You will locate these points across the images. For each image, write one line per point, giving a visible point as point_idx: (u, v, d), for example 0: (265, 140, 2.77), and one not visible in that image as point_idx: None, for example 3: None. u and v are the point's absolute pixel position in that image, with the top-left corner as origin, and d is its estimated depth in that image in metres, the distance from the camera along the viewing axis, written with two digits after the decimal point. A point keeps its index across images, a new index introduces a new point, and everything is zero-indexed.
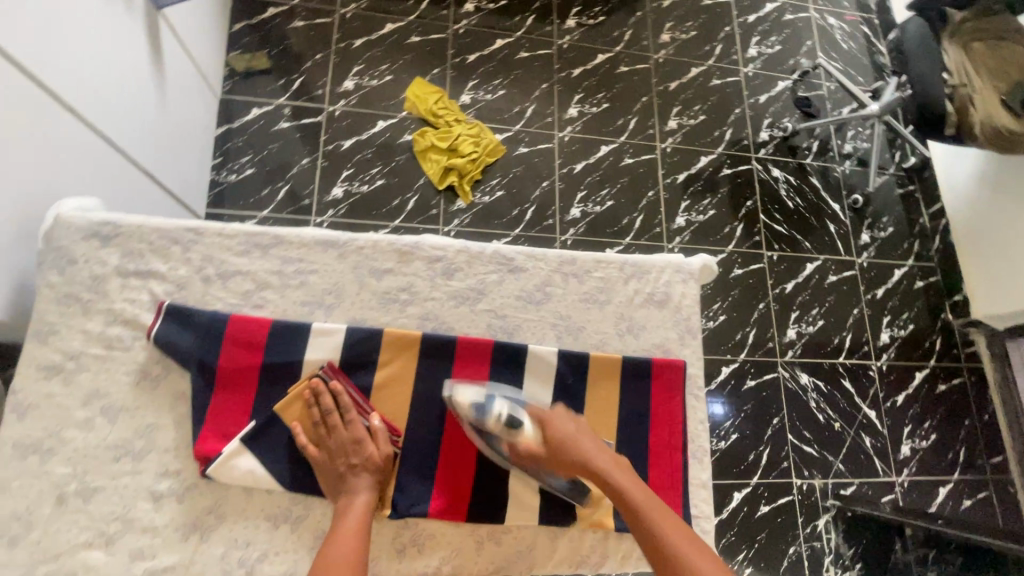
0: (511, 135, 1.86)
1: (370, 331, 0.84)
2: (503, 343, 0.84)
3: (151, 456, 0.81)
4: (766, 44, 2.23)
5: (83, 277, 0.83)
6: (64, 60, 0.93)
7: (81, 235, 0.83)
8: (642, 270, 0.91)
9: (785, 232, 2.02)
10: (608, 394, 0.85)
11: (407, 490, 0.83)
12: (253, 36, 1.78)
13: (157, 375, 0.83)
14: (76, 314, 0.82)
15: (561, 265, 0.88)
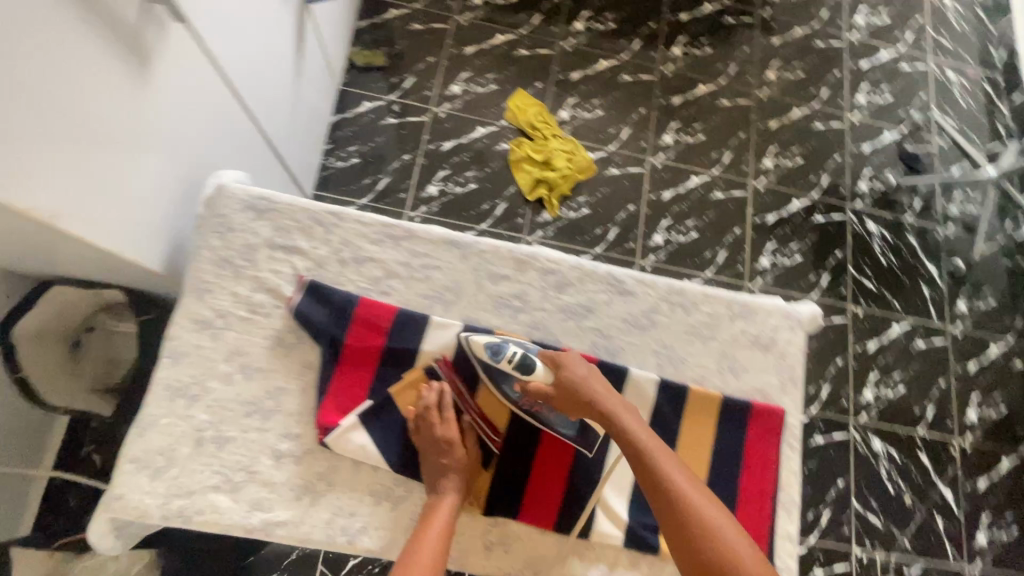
0: (603, 155, 1.88)
1: (484, 332, 0.88)
2: (607, 363, 0.86)
3: (276, 417, 0.86)
4: (876, 92, 2.16)
5: (239, 244, 0.90)
6: (237, 44, 1.02)
7: (241, 207, 0.90)
8: (749, 311, 0.91)
9: (875, 289, 1.93)
10: (703, 430, 0.85)
11: (501, 489, 0.88)
12: (375, 34, 1.89)
13: (292, 342, 0.89)
14: (231, 277, 0.89)
15: (669, 295, 0.89)
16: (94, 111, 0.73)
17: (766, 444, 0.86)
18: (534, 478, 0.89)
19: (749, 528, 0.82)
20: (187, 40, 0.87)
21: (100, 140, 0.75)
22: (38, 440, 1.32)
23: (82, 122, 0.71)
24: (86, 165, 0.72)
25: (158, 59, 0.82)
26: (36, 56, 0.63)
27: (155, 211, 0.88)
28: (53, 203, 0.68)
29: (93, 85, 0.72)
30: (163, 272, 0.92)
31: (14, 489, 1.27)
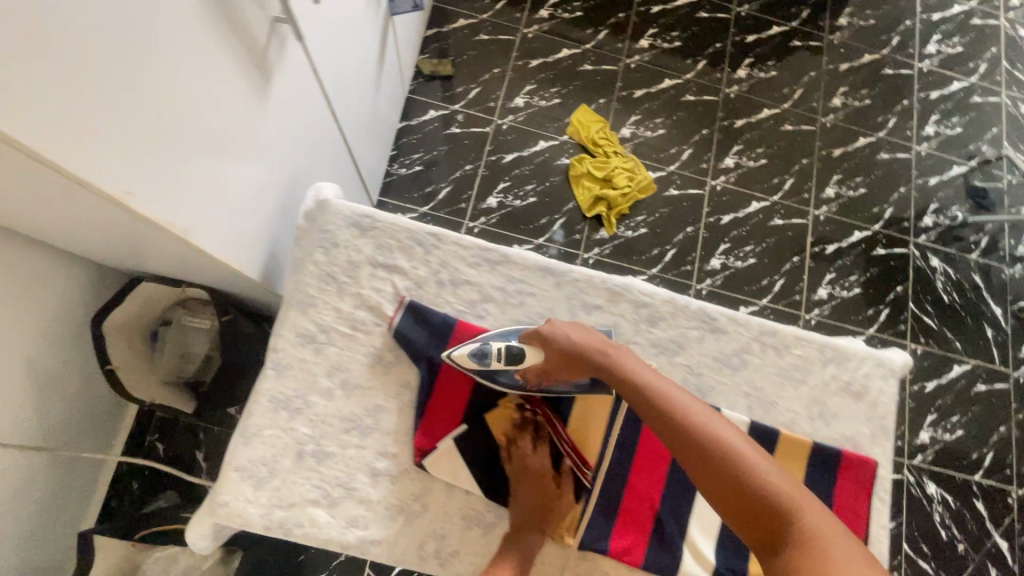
0: (663, 175, 1.87)
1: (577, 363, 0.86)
2: (700, 402, 0.84)
3: (375, 435, 0.89)
4: (945, 124, 2.10)
5: (342, 260, 0.92)
6: (335, 57, 1.04)
7: (346, 223, 0.92)
8: (841, 356, 0.89)
9: (936, 327, 1.88)
10: (794, 479, 0.83)
11: (592, 524, 0.89)
12: (443, 43, 1.91)
13: (391, 361, 0.91)
14: (335, 292, 0.91)
15: (761, 334, 0.88)
16: (211, 119, 0.74)
17: (857, 496, 0.84)
18: (624, 512, 0.90)
19: None
20: (300, 56, 0.89)
21: (214, 147, 0.76)
22: (110, 431, 1.35)
23: (207, 131, 0.73)
24: (202, 169, 0.74)
25: (277, 74, 0.84)
26: (173, 66, 0.65)
27: (258, 220, 0.91)
28: (173, 208, 0.70)
29: (220, 96, 0.74)
30: (259, 282, 0.95)
31: (87, 478, 1.30)
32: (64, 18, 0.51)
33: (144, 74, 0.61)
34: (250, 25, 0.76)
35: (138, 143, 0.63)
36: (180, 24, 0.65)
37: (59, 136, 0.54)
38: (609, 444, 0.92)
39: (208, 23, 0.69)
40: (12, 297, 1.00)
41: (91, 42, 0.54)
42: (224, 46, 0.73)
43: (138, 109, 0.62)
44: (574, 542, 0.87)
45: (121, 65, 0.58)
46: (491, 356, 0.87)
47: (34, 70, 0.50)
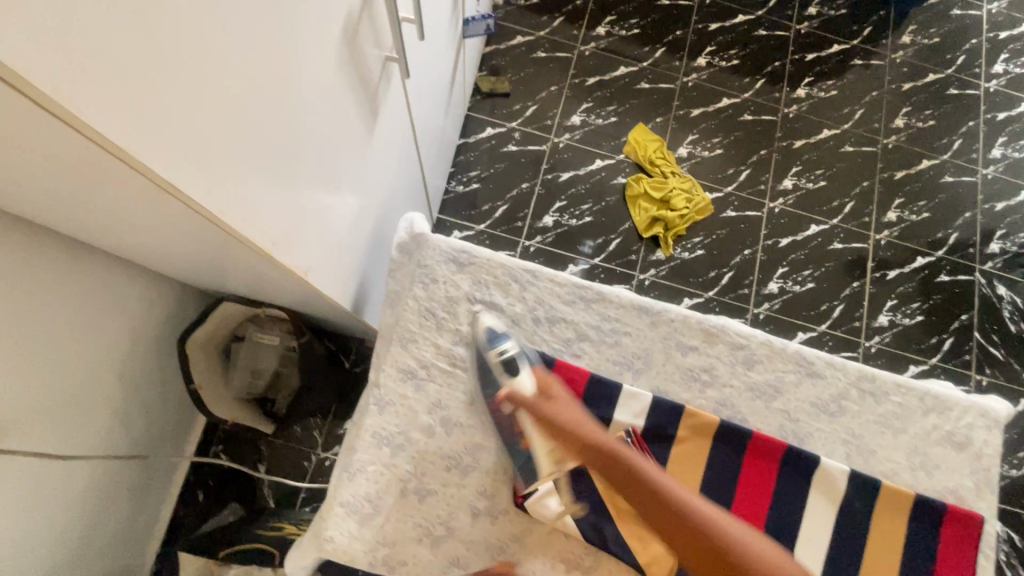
0: (721, 196, 1.85)
1: (673, 405, 0.86)
2: (797, 449, 0.83)
3: (473, 474, 0.89)
4: (1013, 147, 2.03)
5: (441, 296, 0.94)
6: (424, 89, 1.07)
7: (444, 258, 0.94)
8: (943, 404, 0.87)
9: (1002, 358, 1.82)
10: (892, 534, 0.81)
11: None
12: (500, 61, 1.91)
13: (488, 399, 0.91)
14: (434, 329, 0.93)
15: (860, 380, 0.87)
16: (319, 148, 0.72)
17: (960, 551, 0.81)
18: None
19: None
20: (402, 93, 0.92)
21: (320, 175, 0.74)
22: (181, 443, 1.39)
23: (327, 169, 0.76)
24: (307, 198, 0.73)
25: (384, 113, 0.87)
26: (310, 117, 0.68)
27: (354, 252, 0.94)
28: (288, 241, 0.71)
29: (337, 133, 0.76)
30: (350, 312, 0.97)
31: (160, 488, 1.34)
32: (238, 83, 0.54)
33: (287, 128, 0.65)
34: (370, 70, 0.79)
35: (278, 192, 0.66)
36: (319, 78, 0.68)
37: (224, 193, 0.57)
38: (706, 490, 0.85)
39: (340, 73, 0.72)
40: (100, 319, 1.04)
41: (243, 87, 0.55)
42: (350, 93, 0.76)
43: (280, 160, 0.65)
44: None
45: (272, 122, 0.62)
46: (499, 348, 0.89)
47: (213, 134, 0.53)
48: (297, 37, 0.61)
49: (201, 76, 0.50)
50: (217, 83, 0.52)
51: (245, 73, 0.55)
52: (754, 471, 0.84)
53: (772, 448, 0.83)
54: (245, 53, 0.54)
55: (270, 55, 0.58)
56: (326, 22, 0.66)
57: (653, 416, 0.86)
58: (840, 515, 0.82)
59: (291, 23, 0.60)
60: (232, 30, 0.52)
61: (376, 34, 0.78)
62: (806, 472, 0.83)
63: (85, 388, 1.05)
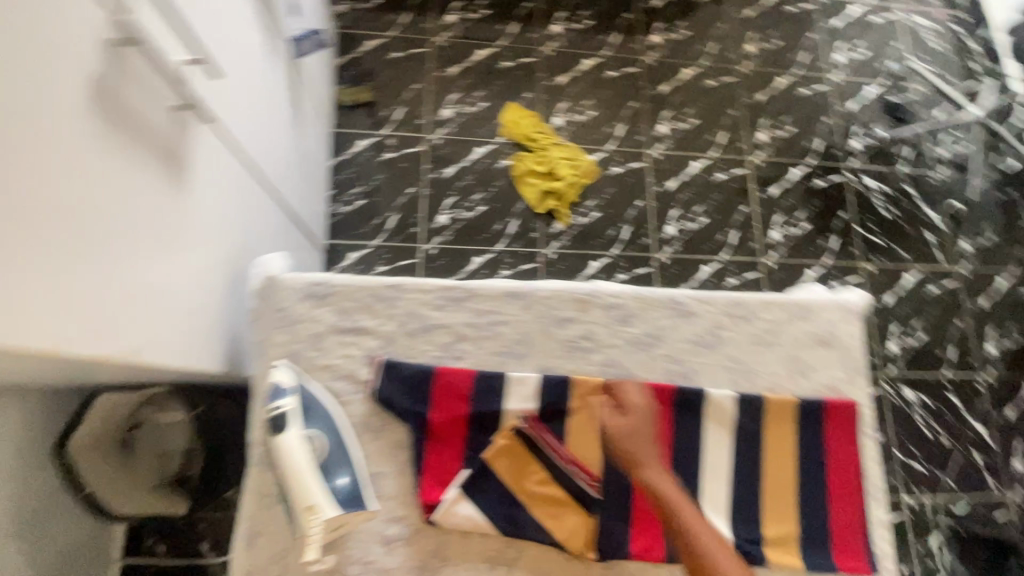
0: (603, 155, 1.89)
1: (562, 380, 0.89)
2: (684, 388, 0.88)
3: (382, 501, 0.87)
4: (852, 50, 2.19)
5: (305, 335, 0.91)
6: (248, 122, 1.00)
7: (299, 296, 0.92)
8: (805, 309, 0.93)
9: (883, 243, 1.98)
10: (783, 438, 0.88)
11: (611, 534, 0.86)
12: (357, 71, 1.86)
13: (377, 427, 0.89)
14: (308, 370, 0.90)
15: (728, 309, 0.91)
16: (123, 220, 0.67)
17: (845, 435, 0.88)
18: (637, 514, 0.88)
19: (843, 527, 0.86)
20: (209, 133, 0.86)
21: (133, 248, 0.69)
22: (104, 539, 1.30)
23: (140, 239, 0.70)
24: (124, 275, 0.67)
25: (189, 160, 0.80)
26: (99, 190, 0.63)
27: (206, 311, 0.87)
28: (112, 326, 0.65)
29: (141, 197, 0.70)
30: (224, 372, 0.91)
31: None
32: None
33: (73, 210, 0.59)
34: (147, 119, 0.72)
35: (70, 281, 0.59)
36: (87, 149, 0.61)
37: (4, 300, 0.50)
38: (608, 451, 0.89)
39: (106, 132, 0.65)
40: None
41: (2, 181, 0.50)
42: (128, 150, 0.68)
43: (70, 245, 0.59)
44: (596, 556, 0.85)
45: (39, 210, 0.54)
46: (278, 401, 0.83)
47: None
48: (35, 109, 0.54)
49: None
50: None
51: None
52: (651, 418, 0.87)
53: (663, 394, 0.87)
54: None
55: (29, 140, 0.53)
56: (66, 82, 0.58)
57: (547, 393, 0.89)
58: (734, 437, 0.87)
59: (26, 99, 0.53)
60: None
61: (145, 80, 0.71)
62: (695, 406, 0.87)
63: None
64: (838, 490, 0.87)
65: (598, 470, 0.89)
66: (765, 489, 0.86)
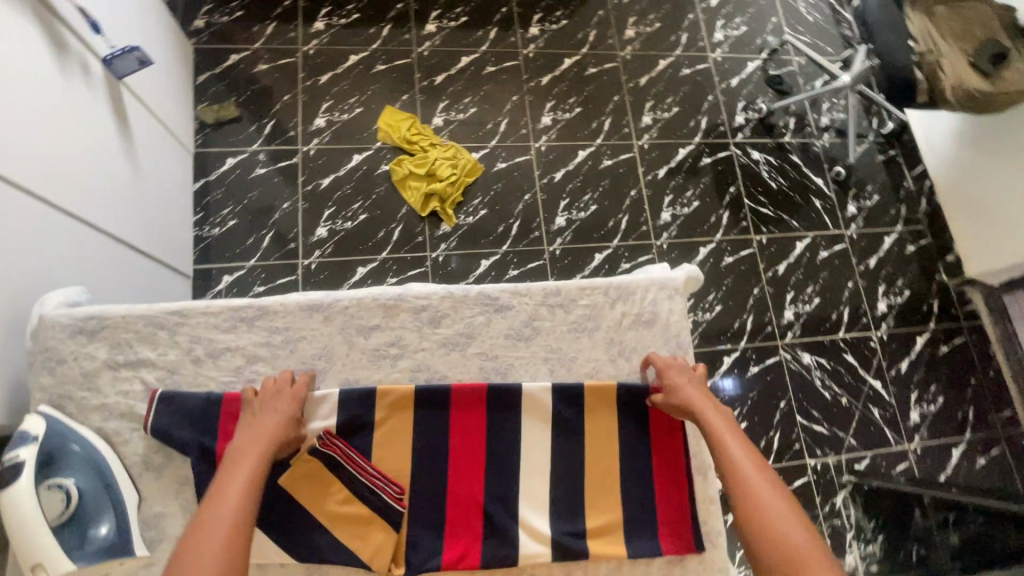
0: (487, 152, 1.86)
1: (363, 392, 0.94)
2: (497, 386, 0.97)
3: (161, 544, 0.86)
4: (731, 27, 2.22)
5: (75, 374, 0.88)
6: (21, 151, 0.92)
7: (67, 334, 0.88)
8: (625, 292, 1.02)
9: (773, 214, 2.02)
10: (591, 428, 0.98)
11: (420, 545, 0.92)
12: (220, 85, 1.78)
13: (159, 463, 0.88)
14: (76, 414, 0.87)
15: (545, 298, 1.00)
16: None
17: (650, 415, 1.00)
18: (448, 521, 0.93)
19: (667, 502, 0.98)
20: None
21: None
22: None
23: None
24: None
25: None
26: None
27: None
28: None
29: None
30: (5, 421, 0.84)
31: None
32: None
33: None
34: None
35: None
36: None
37: None
38: (416, 461, 0.94)
39: None
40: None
41: None
42: None
43: None
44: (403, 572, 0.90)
45: None
46: (12, 450, 0.76)
47: None
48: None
49: None
50: None
51: None
52: (467, 418, 0.96)
53: (473, 395, 0.96)
54: None
55: None
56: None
57: (344, 414, 0.93)
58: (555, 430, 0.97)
59: None
60: None
61: None
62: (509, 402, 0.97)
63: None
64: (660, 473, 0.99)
65: (406, 482, 0.93)
66: (587, 483, 0.97)
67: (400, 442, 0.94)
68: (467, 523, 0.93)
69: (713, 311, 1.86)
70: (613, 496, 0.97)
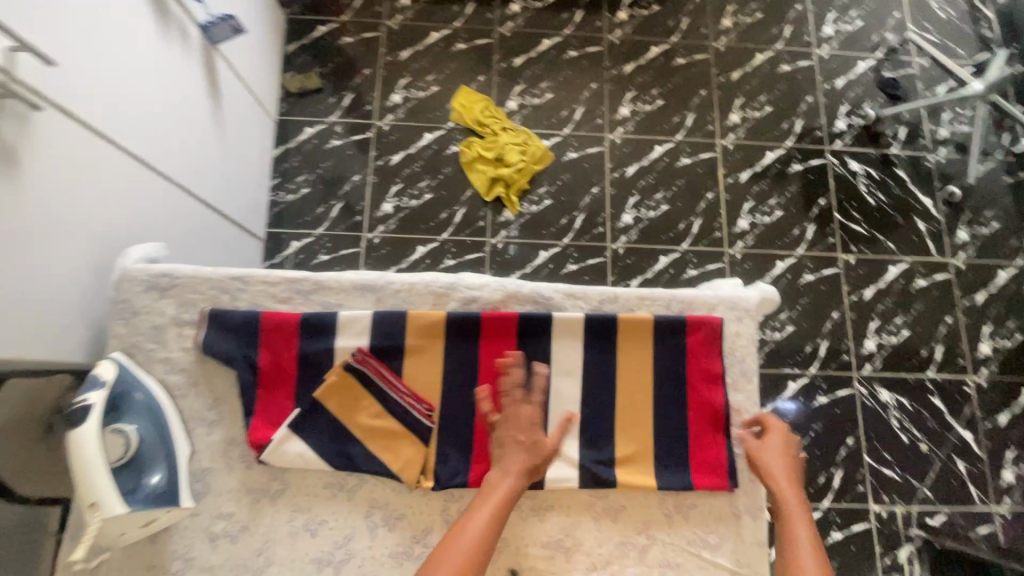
0: (559, 140, 1.81)
1: (397, 314, 0.83)
2: (536, 321, 0.82)
3: (205, 498, 0.83)
4: (844, 21, 2.00)
5: (145, 327, 0.84)
6: (123, 110, 0.98)
7: (143, 288, 0.85)
8: (730, 306, 0.87)
9: (865, 232, 1.83)
10: (641, 367, 0.83)
11: (448, 462, 0.81)
12: (307, 56, 1.83)
13: (212, 420, 0.85)
14: (142, 364, 0.84)
15: (636, 304, 0.86)
16: None
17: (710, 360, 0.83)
18: (478, 442, 0.82)
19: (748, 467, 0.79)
20: (56, 128, 0.82)
21: None
22: None
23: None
24: None
25: (22, 157, 0.77)
26: None
27: (53, 301, 0.84)
28: None
29: None
30: (81, 359, 0.90)
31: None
32: None
33: None
34: None
35: None
36: None
37: None
38: (451, 388, 0.82)
39: None
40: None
41: None
42: None
43: None
44: (431, 485, 0.80)
45: None
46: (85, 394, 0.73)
47: None
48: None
49: None
50: None
51: None
52: (505, 352, 0.82)
53: (504, 322, 0.82)
54: None
55: None
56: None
57: (376, 328, 0.82)
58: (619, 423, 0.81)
59: None
60: None
61: None
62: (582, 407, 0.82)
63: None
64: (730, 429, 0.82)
65: (438, 399, 0.82)
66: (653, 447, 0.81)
67: (430, 356, 0.83)
68: (496, 445, 0.82)
69: (784, 331, 1.73)
70: (669, 453, 0.81)
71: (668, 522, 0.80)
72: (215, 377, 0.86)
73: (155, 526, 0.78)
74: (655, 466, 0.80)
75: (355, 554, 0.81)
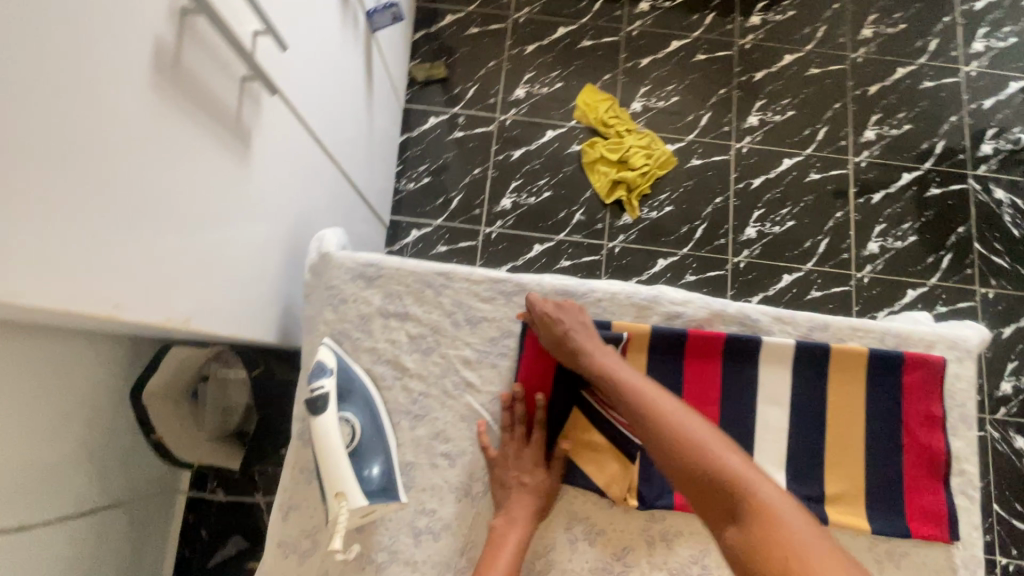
0: (684, 145, 1.75)
1: (601, 325, 0.92)
2: (737, 342, 0.90)
3: (410, 492, 0.88)
4: (996, 36, 1.86)
5: (353, 315, 0.92)
6: (316, 94, 0.99)
7: (351, 276, 0.93)
8: (918, 347, 0.92)
9: (1007, 265, 1.70)
10: (852, 400, 0.90)
11: (652, 482, 0.89)
12: (432, 44, 1.83)
13: (416, 414, 0.90)
14: (349, 352, 0.92)
15: (850, 333, 0.92)
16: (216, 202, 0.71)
17: (925, 399, 0.89)
18: None
19: (940, 513, 0.86)
20: (275, 112, 0.84)
21: (224, 229, 0.74)
22: (173, 484, 1.36)
23: (229, 219, 0.74)
24: (219, 255, 0.73)
25: (254, 138, 0.78)
26: (199, 183, 0.67)
27: (265, 280, 0.87)
28: (208, 304, 0.72)
29: (231, 182, 0.74)
30: (273, 341, 0.92)
31: (158, 521, 1.33)
32: (112, 184, 0.54)
33: (175, 197, 0.63)
34: (216, 95, 0.69)
35: (119, 242, 0.56)
36: (181, 142, 0.63)
37: (124, 282, 0.57)
38: None
39: (171, 104, 0.61)
40: (80, 376, 0.98)
41: (122, 186, 0.55)
42: (196, 128, 0.66)
43: (174, 227, 0.64)
44: (637, 503, 0.87)
45: (152, 202, 0.60)
46: (317, 380, 0.80)
47: (101, 244, 0.54)
48: (99, 68, 0.51)
49: (76, 198, 0.50)
50: (87, 194, 0.51)
51: (117, 169, 0.54)
52: (700, 369, 0.90)
53: (708, 342, 0.90)
54: (112, 157, 0.54)
55: (137, 142, 0.57)
56: (131, 42, 0.55)
57: None
58: (814, 447, 0.89)
59: (138, 101, 0.56)
60: (87, 140, 0.50)
61: (214, 58, 0.68)
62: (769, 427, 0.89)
63: (63, 453, 0.98)
64: (941, 481, 0.88)
65: None
66: (863, 486, 0.88)
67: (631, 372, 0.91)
68: None
69: None
70: (876, 498, 0.88)
71: (874, 567, 0.86)
72: (423, 372, 0.92)
73: (372, 515, 0.82)
74: (864, 509, 0.87)
75: (554, 565, 0.87)
